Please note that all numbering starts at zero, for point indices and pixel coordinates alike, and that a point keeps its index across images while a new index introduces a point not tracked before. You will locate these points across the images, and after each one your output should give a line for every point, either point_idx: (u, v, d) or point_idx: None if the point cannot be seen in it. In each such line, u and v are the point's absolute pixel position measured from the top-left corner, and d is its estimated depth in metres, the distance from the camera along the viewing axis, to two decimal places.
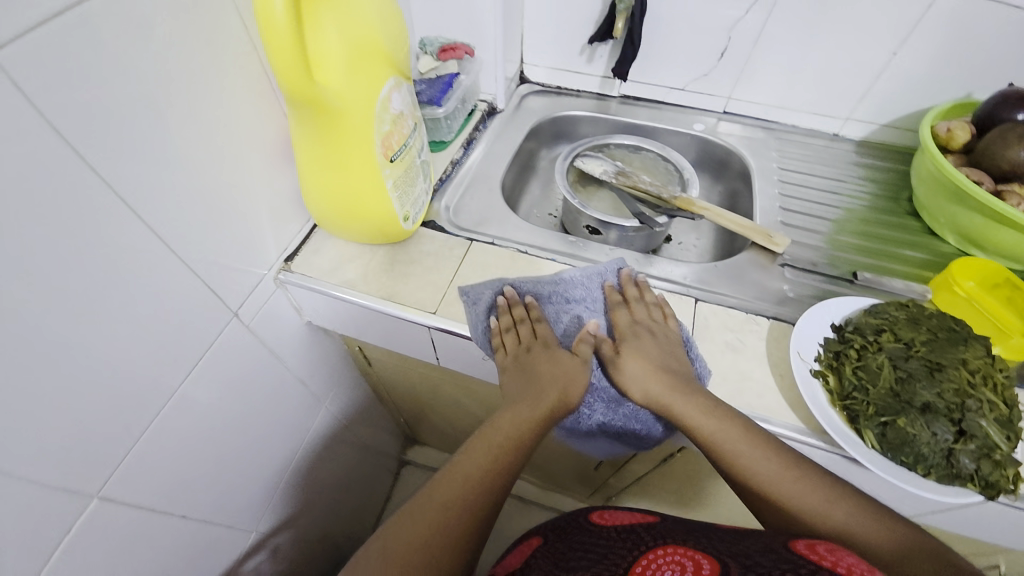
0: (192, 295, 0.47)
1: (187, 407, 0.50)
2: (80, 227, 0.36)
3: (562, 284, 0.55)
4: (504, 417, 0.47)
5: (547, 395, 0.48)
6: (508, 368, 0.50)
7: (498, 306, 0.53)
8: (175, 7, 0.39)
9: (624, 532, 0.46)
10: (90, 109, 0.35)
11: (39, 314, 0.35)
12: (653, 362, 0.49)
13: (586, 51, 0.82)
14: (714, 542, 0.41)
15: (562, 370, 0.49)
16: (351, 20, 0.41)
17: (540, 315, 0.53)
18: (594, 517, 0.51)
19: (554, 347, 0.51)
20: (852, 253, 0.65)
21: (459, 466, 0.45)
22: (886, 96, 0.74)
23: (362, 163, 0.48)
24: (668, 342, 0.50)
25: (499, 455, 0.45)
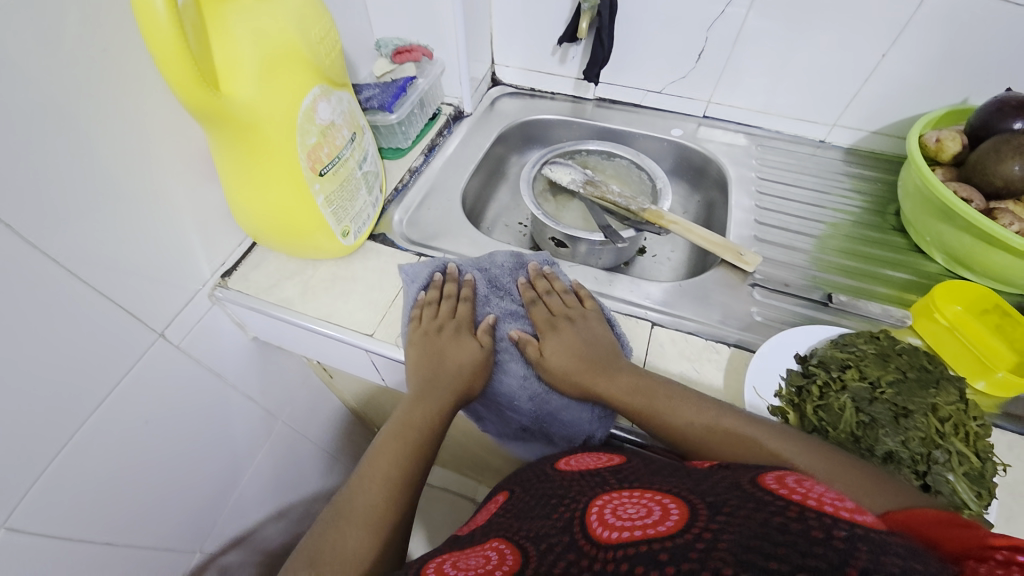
0: (105, 314, 0.44)
1: (107, 434, 0.47)
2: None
3: (494, 277, 0.54)
4: (412, 410, 0.46)
5: (457, 378, 0.47)
6: (415, 342, 0.49)
7: (433, 281, 0.53)
8: (68, 10, 0.36)
9: (589, 480, 0.39)
10: None
11: None
12: (575, 354, 0.47)
13: (558, 51, 0.78)
14: (684, 482, 0.34)
15: (467, 356, 0.48)
16: (260, 27, 0.39)
17: (468, 295, 0.52)
18: (560, 463, 0.44)
19: (464, 330, 0.50)
20: (832, 273, 0.61)
21: (373, 463, 0.42)
22: (874, 102, 0.69)
23: (288, 177, 0.45)
24: (589, 326, 0.49)
25: (413, 446, 0.43)
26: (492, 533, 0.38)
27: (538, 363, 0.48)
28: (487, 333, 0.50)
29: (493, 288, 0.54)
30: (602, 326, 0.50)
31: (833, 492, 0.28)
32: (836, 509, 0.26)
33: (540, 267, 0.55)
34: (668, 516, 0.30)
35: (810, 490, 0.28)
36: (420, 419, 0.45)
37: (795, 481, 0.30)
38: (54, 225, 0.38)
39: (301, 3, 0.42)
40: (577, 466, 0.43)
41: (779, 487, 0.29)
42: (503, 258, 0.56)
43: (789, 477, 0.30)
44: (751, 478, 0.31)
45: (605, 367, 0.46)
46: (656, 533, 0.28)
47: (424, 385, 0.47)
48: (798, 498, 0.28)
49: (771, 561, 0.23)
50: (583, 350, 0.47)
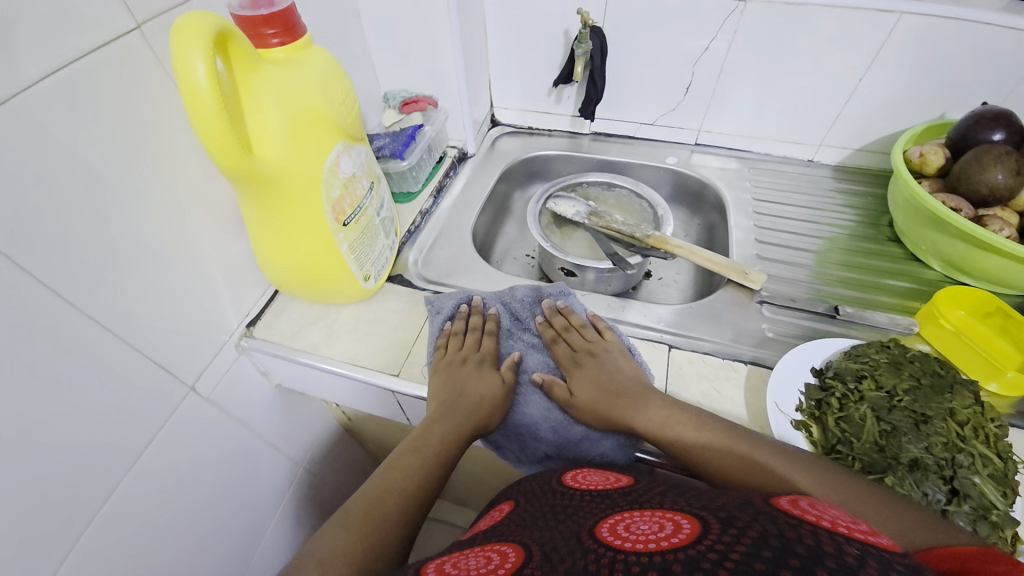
0: (141, 371, 0.45)
1: (141, 490, 0.47)
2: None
3: (515, 308, 0.56)
4: (429, 430, 0.47)
5: (478, 406, 0.48)
6: (439, 370, 0.51)
7: (459, 313, 0.55)
8: (112, 89, 0.39)
9: (597, 496, 0.40)
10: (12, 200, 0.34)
11: None
12: (600, 387, 0.48)
13: (553, 92, 0.83)
14: (693, 500, 0.36)
15: (489, 389, 0.49)
16: (287, 94, 0.42)
17: (492, 329, 0.55)
18: (566, 479, 0.45)
19: (488, 363, 0.51)
20: (835, 286, 0.63)
21: (388, 474, 0.44)
22: (856, 121, 0.73)
23: (312, 226, 0.47)
24: (612, 359, 0.50)
25: (428, 464, 0.45)
26: (497, 538, 0.39)
27: (569, 405, 0.49)
28: (510, 370, 0.51)
29: (516, 321, 0.56)
30: (625, 358, 0.51)
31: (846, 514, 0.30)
32: (851, 531, 0.29)
33: (553, 305, 0.55)
34: (680, 530, 0.31)
35: (823, 513, 0.30)
36: (437, 439, 0.46)
37: (807, 503, 0.31)
38: (96, 289, 0.40)
39: (323, 69, 0.46)
40: (586, 483, 0.43)
41: (792, 506, 0.31)
42: (523, 293, 0.57)
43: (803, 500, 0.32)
44: (764, 497, 0.33)
45: (624, 398, 0.47)
46: (668, 543, 0.30)
47: (443, 408, 0.48)
48: (812, 518, 0.30)
49: (782, 570, 0.25)
50: (606, 382, 0.48)
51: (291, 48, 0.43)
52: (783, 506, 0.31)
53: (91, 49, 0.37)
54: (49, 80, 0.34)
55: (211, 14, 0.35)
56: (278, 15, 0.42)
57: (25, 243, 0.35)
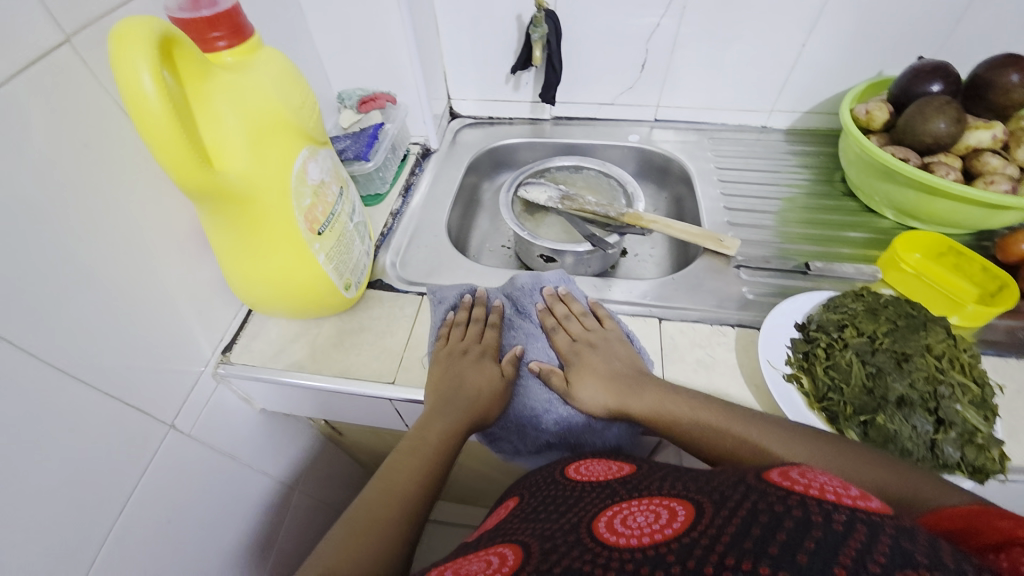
0: (116, 418, 0.42)
1: (129, 543, 0.44)
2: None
3: (517, 295, 0.57)
4: (428, 426, 0.46)
5: (477, 401, 0.48)
6: (439, 360, 0.50)
7: (463, 303, 0.55)
8: (46, 113, 0.35)
9: (597, 487, 0.42)
10: None
11: None
12: (599, 373, 0.49)
13: (511, 79, 0.82)
14: (691, 483, 0.37)
15: (488, 381, 0.49)
16: (244, 100, 0.39)
17: (495, 321, 0.54)
18: (569, 471, 0.46)
19: (489, 356, 0.51)
20: (799, 243, 0.66)
21: (387, 478, 0.42)
22: (802, 85, 0.76)
23: (286, 239, 0.44)
24: (610, 347, 0.51)
25: (428, 463, 0.43)
26: (499, 538, 0.40)
27: (567, 394, 0.49)
28: (511, 363, 0.51)
29: (517, 311, 0.56)
30: (622, 345, 0.51)
31: (836, 479, 0.31)
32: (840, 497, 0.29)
33: (555, 291, 0.56)
34: (675, 517, 0.33)
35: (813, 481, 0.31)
36: (436, 436, 0.45)
37: (797, 473, 0.32)
38: (53, 333, 0.36)
39: (277, 70, 0.43)
40: (588, 475, 0.44)
41: (783, 480, 0.32)
42: (524, 280, 0.58)
43: (793, 471, 0.32)
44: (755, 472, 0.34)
45: (626, 384, 0.47)
46: (665, 534, 0.32)
47: (439, 405, 0.47)
48: (802, 489, 0.31)
49: (771, 549, 0.26)
50: (606, 370, 0.49)
51: (240, 51, 0.41)
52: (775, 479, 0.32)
53: (17, 73, 0.33)
54: None
55: (153, 19, 0.32)
56: (223, 16, 0.39)
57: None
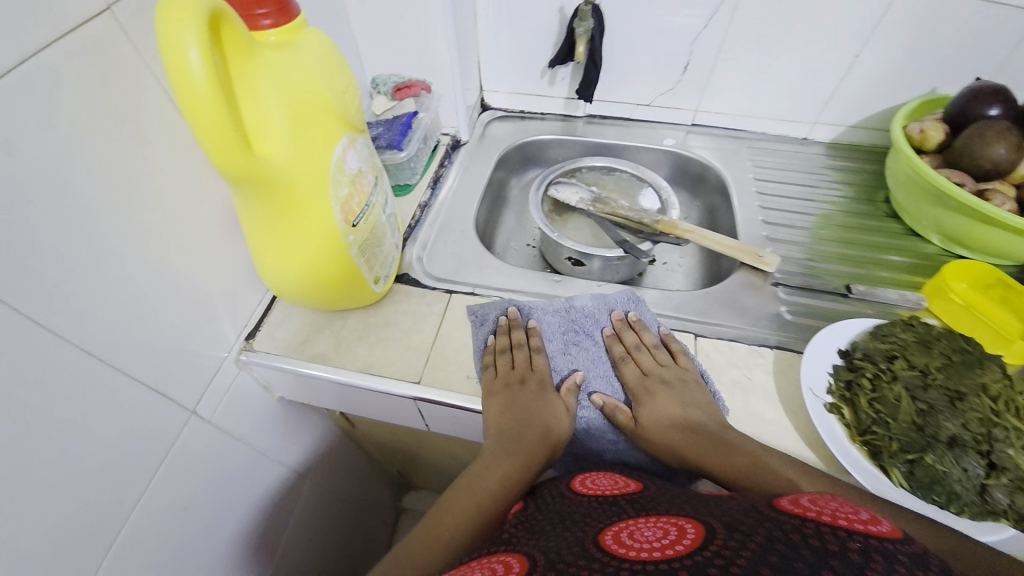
0: (139, 402, 0.41)
1: (146, 527, 0.44)
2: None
3: (573, 314, 0.54)
4: (489, 470, 0.46)
5: (537, 444, 0.46)
6: (496, 392, 0.49)
7: (499, 326, 0.53)
8: (82, 87, 0.33)
9: (605, 504, 0.40)
10: None
11: None
12: (670, 417, 0.47)
13: (547, 74, 0.79)
14: (701, 507, 0.36)
15: (554, 421, 0.48)
16: (288, 83, 0.37)
17: (540, 345, 0.53)
18: (574, 483, 0.44)
19: (548, 387, 0.50)
20: (836, 263, 0.64)
21: (438, 518, 0.43)
22: (850, 99, 0.74)
23: (321, 232, 0.43)
24: (687, 391, 0.48)
25: (481, 508, 0.44)
26: (502, 549, 0.38)
27: (634, 433, 0.48)
28: (572, 394, 0.50)
29: (568, 334, 0.54)
30: (699, 391, 0.48)
31: (846, 506, 0.31)
32: (850, 522, 0.29)
33: (626, 315, 0.54)
34: (684, 534, 0.32)
35: (824, 508, 0.31)
36: (493, 482, 0.45)
37: (809, 501, 0.31)
38: (82, 313, 0.35)
39: (321, 53, 0.41)
40: (595, 488, 0.43)
41: (794, 507, 0.31)
42: (586, 300, 0.55)
43: (803, 498, 0.32)
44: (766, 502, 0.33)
45: (700, 430, 0.45)
46: (674, 550, 0.30)
47: (497, 446, 0.47)
48: (815, 514, 0.30)
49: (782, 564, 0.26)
50: (677, 416, 0.46)
51: (287, 29, 0.39)
52: (786, 507, 0.31)
53: (50, 43, 0.31)
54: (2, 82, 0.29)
55: None
56: None
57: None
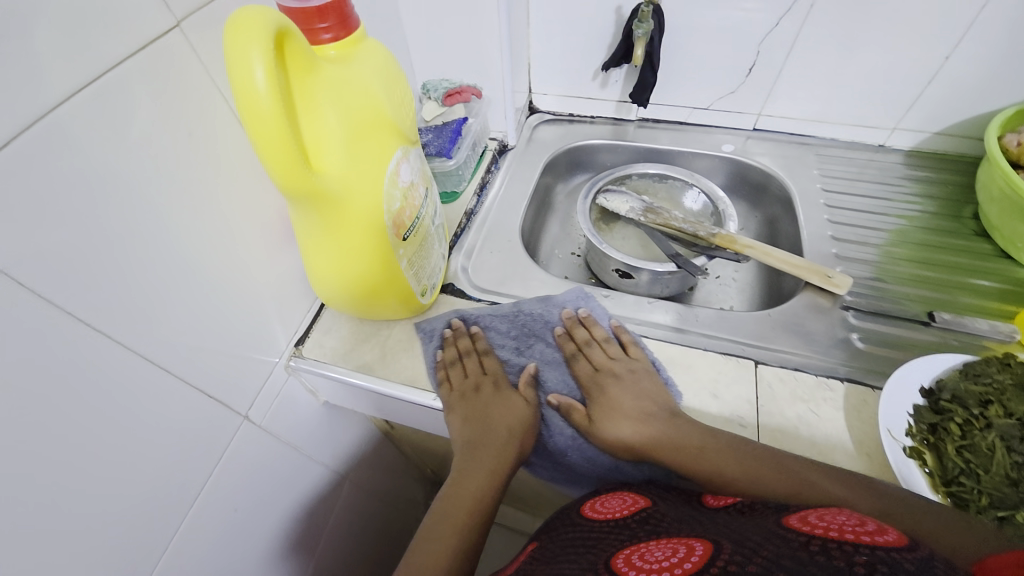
0: (196, 408, 0.42)
1: (198, 526, 0.45)
2: (41, 374, 0.30)
3: (521, 318, 0.54)
4: (464, 481, 0.47)
5: (506, 441, 0.48)
6: (455, 406, 0.49)
7: (445, 338, 0.53)
8: (153, 101, 0.34)
9: (614, 526, 0.42)
10: (58, 254, 0.30)
11: (37, 470, 0.31)
12: (622, 411, 0.48)
13: (599, 76, 0.76)
14: (710, 525, 0.37)
15: (515, 416, 0.49)
16: (347, 98, 0.37)
17: (487, 347, 0.53)
18: (585, 509, 0.47)
19: (505, 386, 0.51)
20: (913, 286, 0.58)
21: (424, 543, 0.45)
22: (937, 104, 0.67)
23: (373, 245, 0.43)
24: (635, 380, 0.49)
25: (465, 518, 0.46)
26: None
27: (590, 432, 0.49)
28: (530, 387, 0.51)
29: (520, 338, 0.54)
30: (650, 379, 0.49)
31: (855, 519, 0.31)
32: (857, 534, 0.29)
33: (574, 314, 0.54)
34: (693, 552, 0.33)
35: (832, 523, 0.31)
36: (473, 489, 0.47)
37: (816, 518, 0.32)
38: (149, 325, 0.37)
39: (378, 65, 0.41)
40: (605, 511, 0.45)
41: (802, 525, 0.32)
42: (535, 306, 0.54)
43: (811, 516, 0.33)
44: (777, 519, 0.34)
45: (653, 424, 0.46)
46: (683, 568, 0.32)
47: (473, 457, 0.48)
48: (822, 531, 0.30)
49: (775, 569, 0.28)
50: (632, 409, 0.48)
51: (346, 43, 0.38)
52: (794, 526, 0.32)
53: (124, 58, 0.32)
54: (79, 98, 0.30)
55: (268, 10, 0.30)
56: (332, 5, 0.37)
57: (66, 284, 0.31)
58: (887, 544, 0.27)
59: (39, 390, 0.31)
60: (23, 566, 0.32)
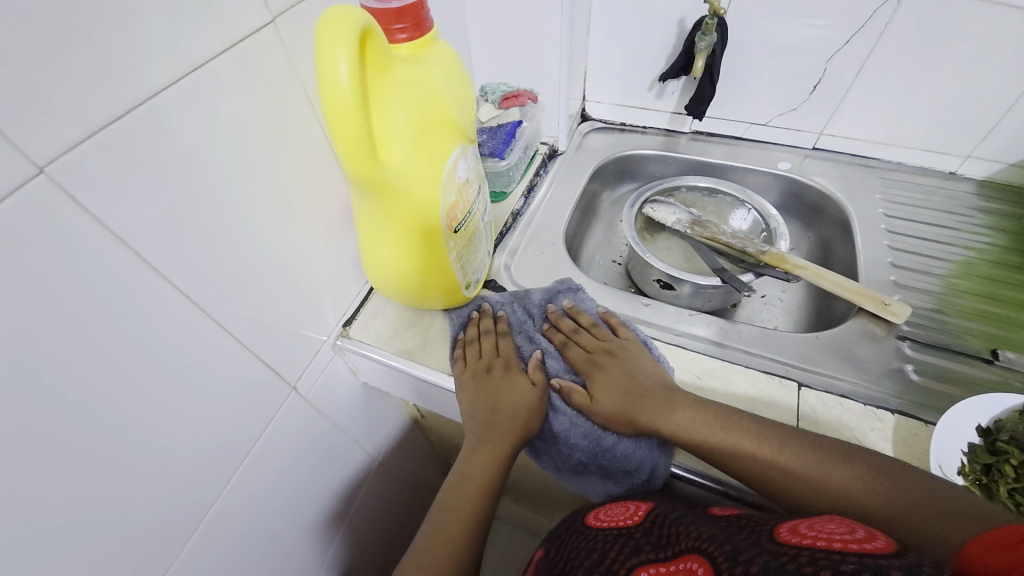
0: (253, 375, 0.45)
1: (243, 486, 0.48)
2: (131, 329, 0.34)
3: (524, 300, 0.56)
4: (476, 453, 0.48)
5: (514, 417, 0.47)
6: (467, 386, 0.50)
7: (470, 320, 0.55)
8: (242, 91, 0.37)
9: (614, 536, 0.43)
10: (155, 222, 0.33)
11: (121, 414, 0.35)
12: (620, 387, 0.47)
13: (656, 87, 0.77)
14: (706, 529, 0.38)
15: (527, 388, 0.49)
16: (416, 95, 0.39)
17: (506, 328, 0.54)
18: (590, 519, 0.48)
19: (514, 364, 0.51)
20: (976, 321, 0.55)
21: (438, 518, 0.45)
22: (1019, 132, 0.63)
23: (425, 235, 0.45)
24: (634, 358, 0.49)
25: (478, 489, 0.46)
26: None
27: (590, 411, 0.47)
28: (539, 372, 0.51)
29: (524, 320, 0.55)
30: (646, 357, 0.50)
31: (843, 528, 0.33)
32: (845, 542, 0.31)
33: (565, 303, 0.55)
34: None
35: (822, 533, 0.33)
36: (485, 461, 0.47)
37: (807, 527, 0.34)
38: (221, 295, 0.40)
39: (446, 67, 0.43)
40: (608, 519, 0.46)
41: (793, 535, 0.34)
42: (539, 294, 0.56)
43: (802, 526, 0.34)
44: (769, 533, 0.35)
45: (655, 401, 0.45)
46: None
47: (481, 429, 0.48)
48: (812, 539, 0.32)
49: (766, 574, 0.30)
50: (632, 387, 0.47)
51: (419, 43, 0.41)
52: (785, 538, 0.34)
53: (220, 51, 0.34)
54: (177, 89, 0.32)
55: (356, 10, 0.32)
56: (410, 9, 0.39)
57: (161, 249, 0.34)
58: (874, 550, 0.30)
59: (130, 343, 0.34)
60: (99, 499, 0.35)
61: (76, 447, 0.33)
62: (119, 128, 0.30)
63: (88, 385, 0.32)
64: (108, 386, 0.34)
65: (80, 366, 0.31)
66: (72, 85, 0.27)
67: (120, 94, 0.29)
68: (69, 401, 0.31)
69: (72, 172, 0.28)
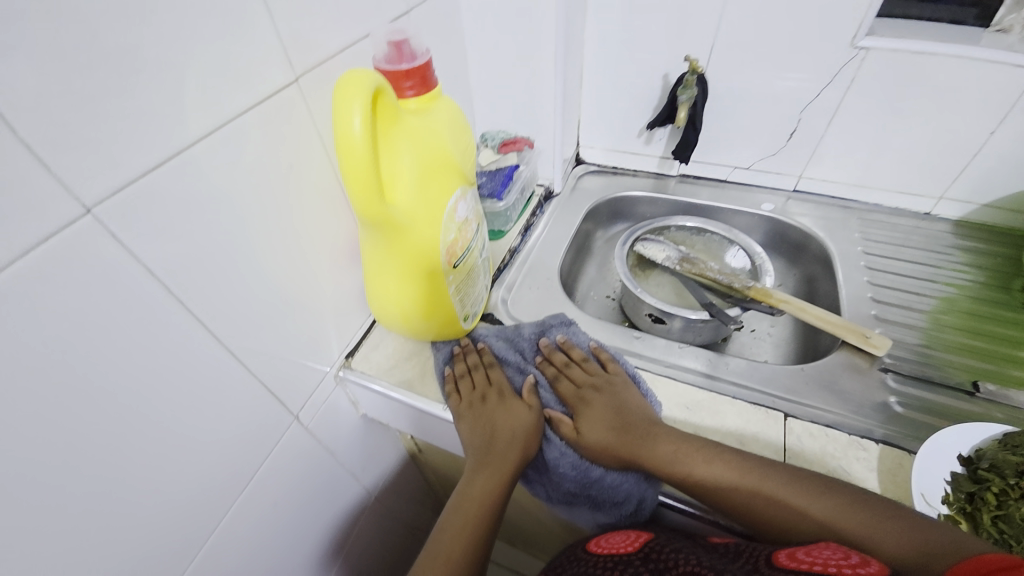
0: (260, 402, 0.47)
1: (243, 515, 0.49)
2: (154, 355, 0.36)
3: (514, 336, 0.58)
4: (470, 485, 0.48)
5: (507, 447, 0.49)
6: (463, 416, 0.51)
7: (455, 354, 0.56)
8: (266, 139, 0.41)
9: (612, 563, 0.43)
10: (182, 255, 0.36)
11: (136, 438, 0.36)
12: (608, 420, 0.49)
13: (644, 134, 0.82)
14: (708, 561, 0.39)
15: (519, 420, 0.50)
16: (422, 143, 0.43)
17: (493, 360, 0.56)
18: (590, 545, 0.48)
19: (507, 394, 0.52)
20: (958, 354, 0.57)
21: (433, 551, 0.46)
22: (985, 176, 0.68)
23: (426, 270, 0.48)
24: (622, 392, 0.51)
25: (472, 523, 0.47)
26: None
27: (578, 442, 0.49)
28: (534, 395, 0.53)
29: (515, 353, 0.57)
30: (632, 391, 0.51)
31: (837, 553, 0.34)
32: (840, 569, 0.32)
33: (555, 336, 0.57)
34: None
35: (819, 558, 0.34)
36: (478, 494, 0.48)
37: (803, 553, 0.35)
38: (236, 324, 0.42)
39: (450, 118, 0.47)
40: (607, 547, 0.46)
41: (790, 561, 0.35)
42: (529, 329, 0.58)
43: (799, 552, 0.36)
44: (767, 557, 0.37)
45: (642, 433, 0.47)
46: None
47: (477, 459, 0.49)
48: (809, 566, 0.34)
49: None
50: (620, 418, 0.49)
51: (425, 98, 0.45)
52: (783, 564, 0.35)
53: (252, 106, 0.39)
54: (212, 138, 0.36)
55: (370, 72, 0.37)
56: (418, 69, 0.44)
57: (185, 280, 0.37)
58: None
59: (151, 368, 0.36)
60: (109, 522, 0.36)
61: (91, 469, 0.34)
62: (160, 171, 0.33)
63: (109, 408, 0.34)
64: (127, 410, 0.35)
65: (104, 390, 0.33)
66: (124, 135, 0.31)
67: (163, 142, 0.33)
68: (92, 422, 0.33)
69: (116, 209, 0.31)
